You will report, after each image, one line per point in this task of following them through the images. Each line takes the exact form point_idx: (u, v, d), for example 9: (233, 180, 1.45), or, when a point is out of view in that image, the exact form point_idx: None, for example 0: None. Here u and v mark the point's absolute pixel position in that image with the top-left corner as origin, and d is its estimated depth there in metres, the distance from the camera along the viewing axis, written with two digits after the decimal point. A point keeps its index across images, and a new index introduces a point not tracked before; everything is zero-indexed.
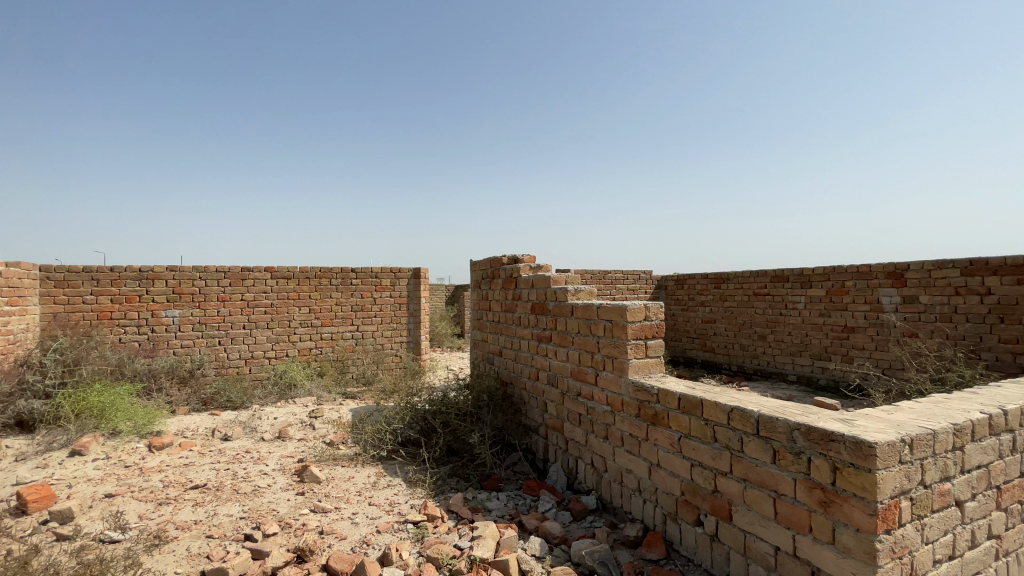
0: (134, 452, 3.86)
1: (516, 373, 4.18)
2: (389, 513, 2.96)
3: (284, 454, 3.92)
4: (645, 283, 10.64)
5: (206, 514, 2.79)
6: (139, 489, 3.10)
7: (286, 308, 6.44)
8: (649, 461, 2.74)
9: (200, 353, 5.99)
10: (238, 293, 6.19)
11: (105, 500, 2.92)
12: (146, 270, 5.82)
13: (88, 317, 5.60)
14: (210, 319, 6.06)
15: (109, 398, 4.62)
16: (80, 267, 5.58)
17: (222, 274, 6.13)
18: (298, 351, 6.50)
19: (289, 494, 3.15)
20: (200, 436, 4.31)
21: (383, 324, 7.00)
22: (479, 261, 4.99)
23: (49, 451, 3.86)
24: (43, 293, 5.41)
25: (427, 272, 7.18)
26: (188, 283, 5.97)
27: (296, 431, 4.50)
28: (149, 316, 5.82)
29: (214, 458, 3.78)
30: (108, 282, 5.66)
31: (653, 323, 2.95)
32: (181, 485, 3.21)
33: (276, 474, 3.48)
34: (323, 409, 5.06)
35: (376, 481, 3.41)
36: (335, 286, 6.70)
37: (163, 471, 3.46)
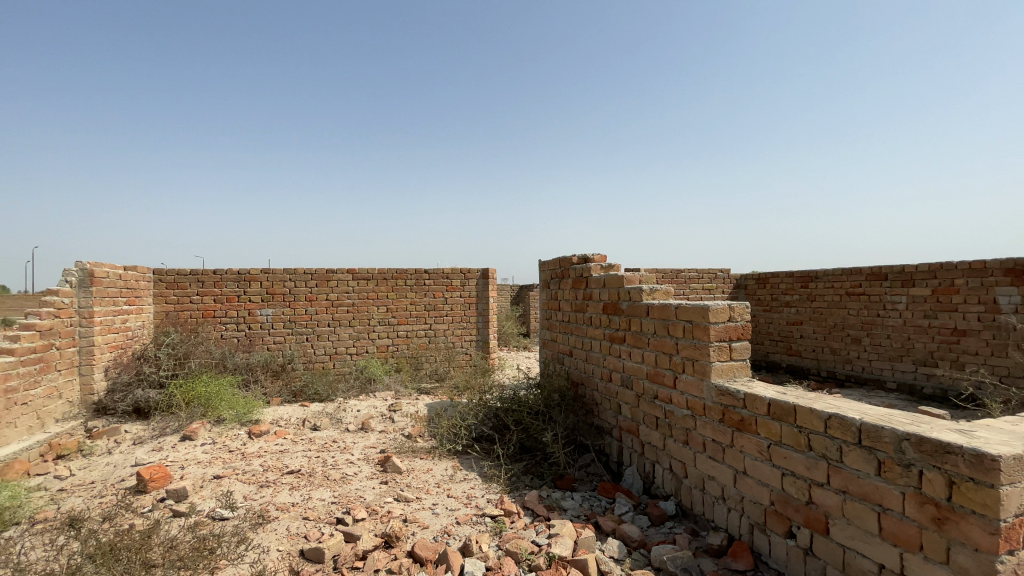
0: (237, 438, 4.24)
1: (588, 374, 4.15)
2: (467, 506, 3.05)
3: (367, 444, 4.15)
4: (722, 282, 10.15)
5: (301, 498, 3.01)
6: (243, 472, 3.41)
7: (365, 308, 6.81)
8: (734, 468, 2.62)
9: (290, 349, 6.47)
10: (323, 294, 6.63)
11: (215, 481, 3.23)
12: (243, 272, 6.37)
13: (196, 315, 6.22)
14: (299, 317, 6.54)
15: (211, 389, 5.13)
16: (188, 270, 6.20)
17: (309, 276, 6.58)
18: (376, 348, 6.84)
19: (373, 483, 3.33)
20: (292, 425, 4.66)
21: (454, 323, 7.20)
22: (548, 261, 5.00)
23: (162, 435, 4.36)
24: (157, 294, 6.11)
25: (495, 272, 7.29)
26: (280, 285, 6.47)
27: (377, 423, 4.74)
28: (247, 314, 6.37)
29: (305, 446, 4.07)
30: (212, 283, 6.25)
31: (737, 324, 2.83)
32: (279, 469, 3.49)
33: (361, 463, 3.69)
34: (401, 403, 5.30)
35: (453, 474, 3.53)
36: (410, 286, 6.99)
37: (262, 456, 3.78)
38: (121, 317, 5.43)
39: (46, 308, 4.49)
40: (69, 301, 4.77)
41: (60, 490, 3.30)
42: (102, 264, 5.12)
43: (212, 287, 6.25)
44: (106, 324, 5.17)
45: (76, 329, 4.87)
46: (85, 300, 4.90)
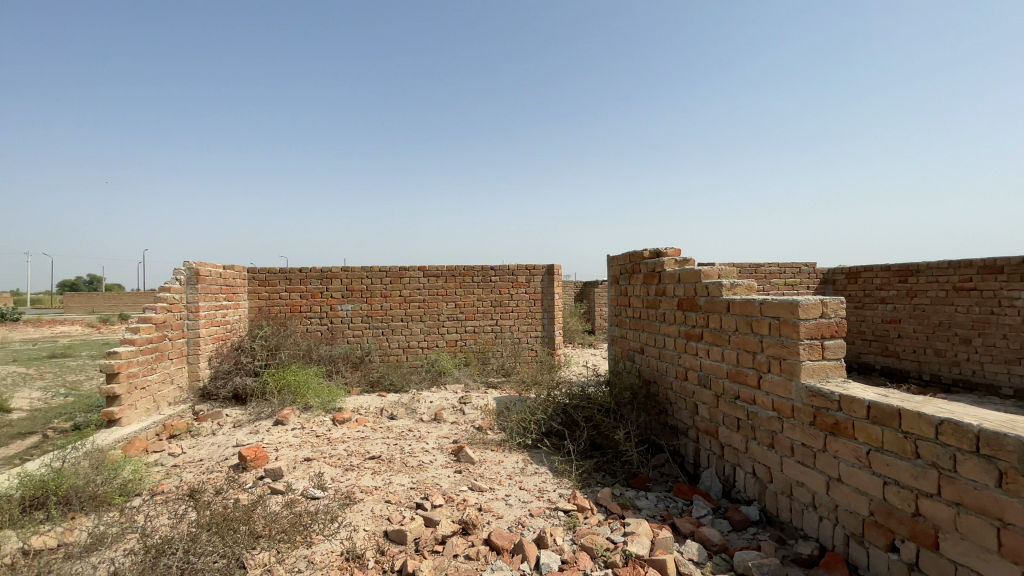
0: (322, 424, 4.54)
1: (662, 372, 4.03)
2: (540, 498, 3.07)
3: (440, 434, 4.29)
4: (806, 277, 9.49)
5: (383, 482, 3.16)
6: (330, 456, 3.64)
7: (436, 304, 7.03)
8: (827, 474, 2.45)
9: (367, 342, 6.82)
10: (397, 290, 6.92)
11: (306, 462, 3.48)
12: (325, 270, 6.79)
13: (284, 310, 6.72)
14: (375, 313, 6.87)
15: (299, 378, 5.52)
16: (278, 269, 6.70)
17: (384, 273, 6.90)
18: (446, 342, 7.04)
19: (448, 471, 3.44)
20: (371, 414, 4.91)
21: (521, 319, 7.25)
22: (618, 256, 4.91)
23: (257, 419, 4.76)
24: (251, 291, 6.66)
25: (561, 267, 7.26)
26: (358, 281, 6.83)
27: (449, 414, 4.89)
28: (328, 309, 6.79)
29: (384, 434, 4.28)
30: (298, 281, 6.72)
31: (830, 322, 2.64)
32: (361, 455, 3.70)
33: (436, 452, 3.82)
34: (471, 396, 5.43)
35: (524, 467, 3.57)
36: (478, 283, 7.12)
37: (346, 442, 4.02)
38: (221, 311, 5.97)
39: (161, 303, 5.04)
40: (179, 297, 5.32)
41: (176, 465, 3.70)
42: (206, 264, 5.65)
43: (299, 284, 6.72)
44: (209, 318, 5.71)
45: (185, 322, 5.42)
46: (192, 296, 5.44)
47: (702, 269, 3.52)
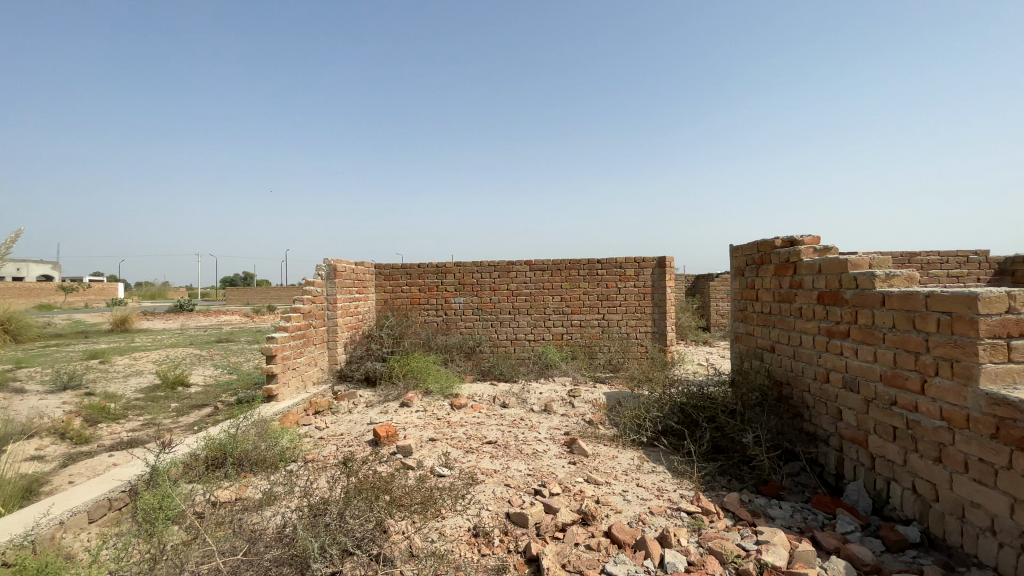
0: (442, 409, 4.82)
1: (796, 372, 3.69)
2: (659, 497, 2.98)
3: (552, 425, 4.33)
4: (974, 269, 8.05)
5: (501, 466, 3.28)
6: (451, 438, 3.85)
7: (543, 297, 7.10)
8: (1013, 496, 2.08)
9: (479, 334, 7.10)
10: (505, 284, 7.12)
11: (430, 443, 3.72)
12: (440, 265, 7.19)
13: (405, 302, 7.24)
14: (485, 305, 7.13)
15: (421, 365, 5.92)
16: (400, 264, 7.24)
17: (493, 267, 7.13)
18: (553, 336, 7.09)
19: (563, 462, 3.47)
20: (485, 402, 5.11)
21: (630, 313, 7.04)
22: (743, 246, 4.58)
23: (385, 401, 5.19)
24: (377, 284, 7.27)
25: (673, 260, 6.94)
26: (470, 276, 7.15)
27: (559, 406, 4.92)
28: (443, 302, 7.18)
29: (498, 421, 4.43)
30: (417, 275, 7.20)
31: (1021, 318, 2.22)
32: (479, 439, 3.86)
33: (549, 442, 3.87)
34: (581, 389, 5.41)
35: (640, 464, 3.48)
36: (584, 276, 7.07)
37: (464, 426, 4.23)
38: (354, 303, 6.61)
39: (306, 295, 5.70)
40: (320, 290, 5.98)
41: (321, 438, 4.17)
42: (341, 260, 6.29)
43: (417, 278, 7.20)
44: (344, 308, 6.35)
45: (325, 312, 6.09)
46: (331, 289, 6.08)
47: (848, 258, 3.16)
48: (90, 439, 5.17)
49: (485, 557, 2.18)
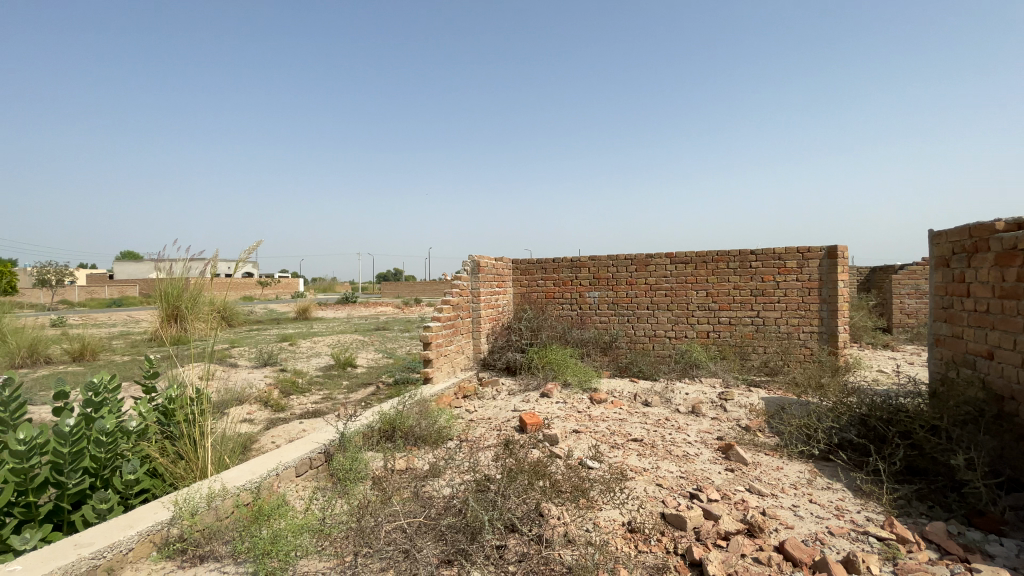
0: (582, 401, 4.83)
1: None
2: (839, 517, 2.64)
3: (702, 428, 4.08)
4: None
5: (651, 465, 3.19)
6: (595, 431, 3.84)
7: (685, 292, 6.73)
8: None
9: (616, 329, 6.96)
10: (644, 277, 6.88)
11: (575, 434, 3.75)
12: (575, 259, 7.19)
13: (540, 296, 7.38)
14: (622, 300, 6.97)
15: (559, 356, 5.99)
16: (535, 259, 7.40)
17: (630, 261, 6.94)
18: (697, 333, 6.68)
19: (718, 468, 3.25)
20: (626, 398, 5.00)
21: (790, 310, 6.34)
22: (948, 232, 3.83)
23: (527, 391, 5.37)
24: (514, 279, 7.52)
25: (845, 249, 6.08)
26: (605, 270, 7.05)
27: (708, 408, 4.61)
28: (578, 296, 7.17)
29: (642, 418, 4.29)
30: (552, 270, 7.29)
31: None
32: (624, 435, 3.79)
33: (700, 445, 3.66)
34: (732, 392, 5.01)
35: (812, 479, 3.12)
36: (733, 269, 6.53)
37: (606, 420, 4.19)
38: (494, 296, 6.93)
39: (454, 289, 6.13)
40: (465, 284, 6.38)
41: (471, 421, 4.46)
42: (483, 256, 6.63)
43: (552, 273, 7.29)
44: (486, 302, 6.70)
45: (469, 305, 6.48)
46: (474, 284, 6.45)
47: None
48: (284, 407, 6.17)
49: (642, 554, 2.15)
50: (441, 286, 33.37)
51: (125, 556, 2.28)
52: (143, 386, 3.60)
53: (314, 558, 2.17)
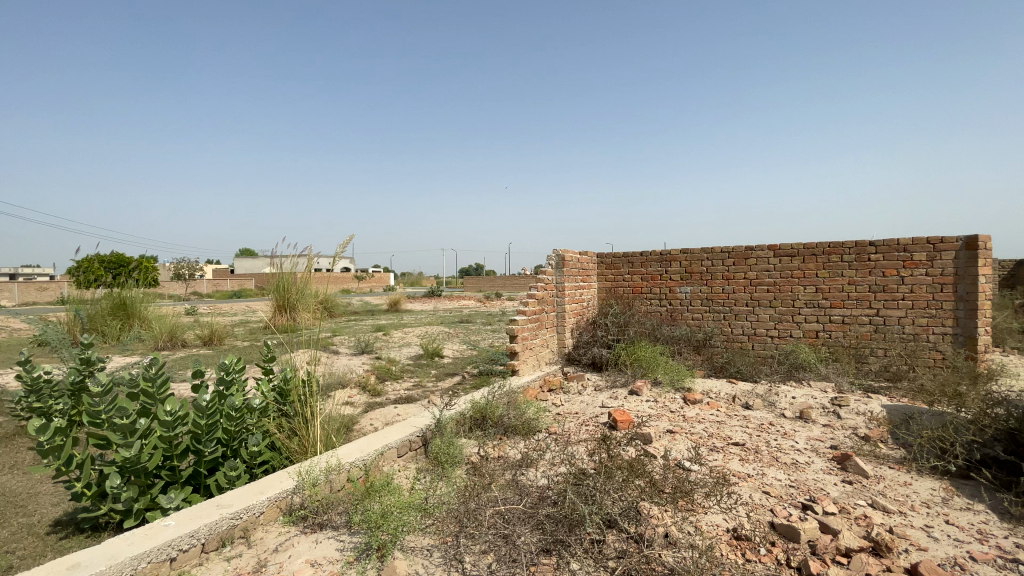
0: (674, 401, 4.64)
1: None
2: (984, 542, 2.32)
3: (812, 435, 3.76)
4: None
5: (756, 472, 3.00)
6: (691, 432, 3.69)
7: (790, 287, 6.23)
8: None
9: (710, 326, 6.61)
10: (742, 272, 6.47)
11: (670, 435, 3.62)
12: (665, 252, 6.92)
13: (627, 291, 7.19)
14: (717, 296, 6.61)
15: (648, 353, 5.79)
16: (621, 252, 7.22)
17: (727, 254, 6.55)
18: (804, 333, 6.17)
19: (834, 479, 2.98)
20: (723, 400, 4.74)
21: (917, 309, 5.65)
22: None
23: (615, 387, 5.27)
24: (599, 273, 7.39)
25: (989, 239, 5.29)
26: (698, 263, 6.71)
27: (818, 415, 4.24)
28: (669, 291, 6.89)
29: (743, 421, 4.05)
30: (640, 264, 7.08)
31: None
32: (724, 438, 3.59)
33: (811, 454, 3.37)
34: (847, 397, 4.56)
35: (949, 499, 2.76)
36: (848, 263, 5.95)
37: (702, 422, 4.00)
38: (578, 291, 6.87)
39: (539, 283, 6.15)
40: (550, 279, 6.38)
41: (559, 414, 4.46)
42: (568, 250, 6.59)
43: (640, 267, 7.07)
44: (571, 296, 6.66)
45: (554, 299, 6.48)
46: (559, 278, 6.43)
47: None
48: (380, 392, 6.58)
49: (751, 563, 2.03)
50: (522, 280, 33.64)
51: (257, 518, 2.57)
52: (261, 368, 3.99)
53: (419, 534, 2.30)
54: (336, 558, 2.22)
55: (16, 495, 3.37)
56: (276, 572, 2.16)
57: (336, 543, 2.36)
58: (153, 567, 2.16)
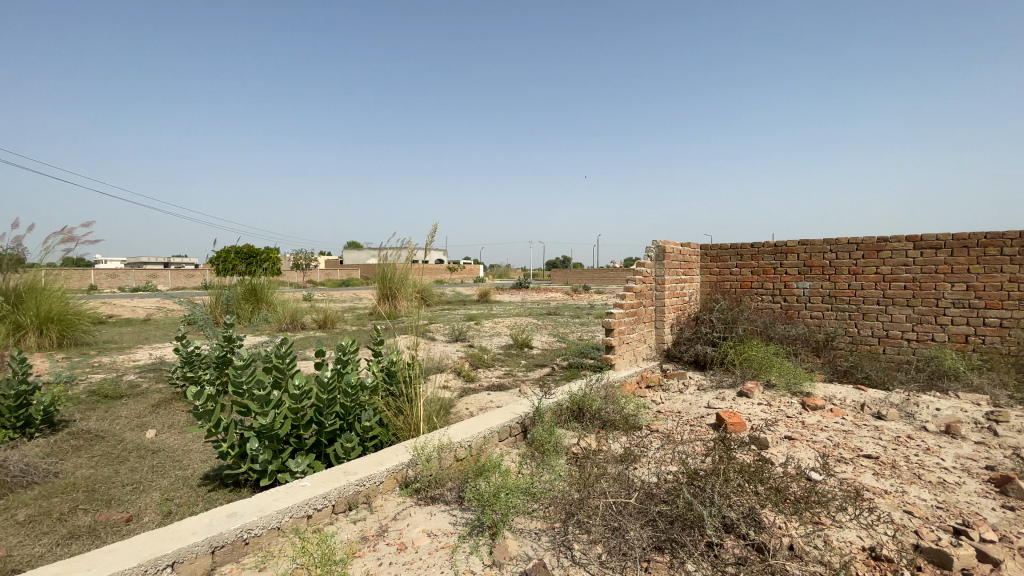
0: (791, 405, 4.28)
1: None
2: None
3: (962, 453, 3.28)
4: None
5: (894, 489, 2.69)
6: (813, 440, 3.39)
7: (933, 285, 5.49)
8: None
9: (832, 326, 6.00)
10: (873, 266, 5.80)
11: (789, 441, 3.36)
12: (780, 245, 6.40)
13: (735, 285, 6.75)
14: (841, 292, 5.99)
15: (760, 352, 5.39)
16: (729, 244, 6.80)
17: (855, 246, 5.91)
18: (950, 337, 5.42)
19: (992, 503, 2.58)
20: (849, 407, 4.29)
21: None
22: None
23: (720, 388, 4.99)
24: (703, 266, 7.02)
25: None
26: (820, 256, 6.13)
27: (969, 430, 3.69)
28: (783, 287, 6.36)
29: (874, 432, 3.64)
30: (750, 256, 6.60)
31: None
32: (852, 449, 3.26)
33: (962, 473, 2.95)
34: (1007, 412, 3.93)
35: None
36: (1010, 257, 5.12)
37: (826, 430, 3.66)
38: (680, 284, 6.58)
39: (638, 276, 5.97)
40: (650, 271, 6.17)
41: (660, 412, 4.32)
42: (669, 241, 6.33)
43: (751, 260, 6.60)
44: (671, 290, 6.39)
45: (654, 292, 6.27)
46: (659, 271, 6.20)
47: None
48: (474, 379, 6.83)
49: None
50: (611, 274, 32.92)
51: (377, 487, 2.79)
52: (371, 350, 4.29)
53: (527, 517, 2.37)
54: (450, 531, 2.35)
55: (175, 450, 3.96)
56: (397, 537, 2.33)
57: (449, 517, 2.49)
58: (294, 521, 2.44)
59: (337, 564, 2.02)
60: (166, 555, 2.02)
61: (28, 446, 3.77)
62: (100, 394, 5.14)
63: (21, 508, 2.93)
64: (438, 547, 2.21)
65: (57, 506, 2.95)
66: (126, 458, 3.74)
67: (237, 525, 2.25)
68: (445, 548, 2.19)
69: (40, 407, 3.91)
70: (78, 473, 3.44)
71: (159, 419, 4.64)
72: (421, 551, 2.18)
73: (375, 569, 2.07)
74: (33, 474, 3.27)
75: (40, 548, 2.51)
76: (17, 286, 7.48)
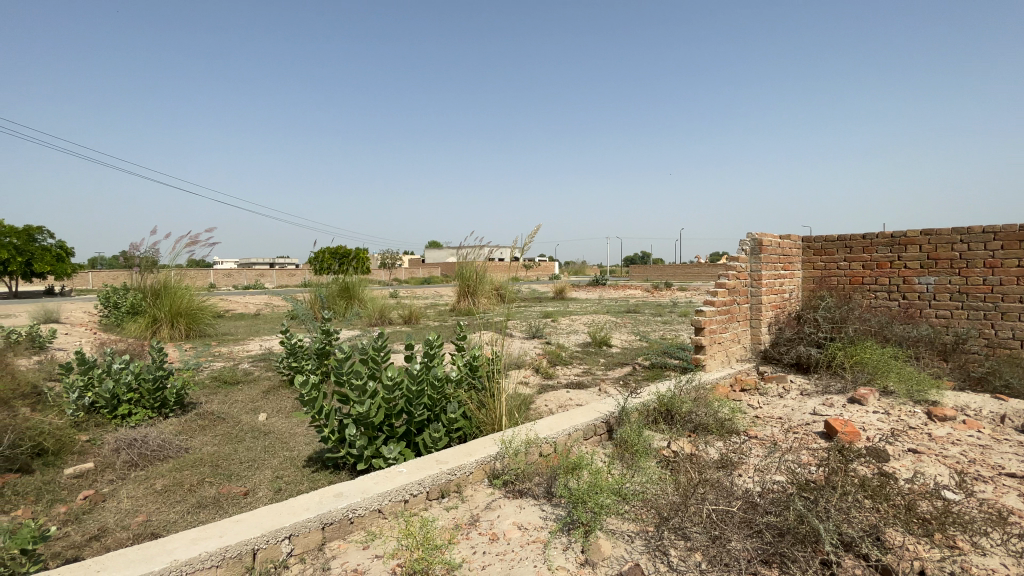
0: (913, 415, 3.84)
1: None
2: None
3: None
4: None
5: None
6: (943, 455, 3.01)
7: None
8: None
9: (963, 327, 5.30)
10: (1015, 258, 5.05)
11: (914, 455, 3.01)
12: (898, 236, 5.74)
13: (843, 281, 6.14)
14: (974, 288, 5.27)
15: (875, 356, 4.87)
16: (835, 236, 6.21)
17: (991, 235, 5.18)
18: None
19: None
20: (986, 419, 3.76)
21: None
22: None
23: (827, 393, 4.58)
24: (806, 261, 6.48)
25: None
26: (947, 248, 5.42)
27: None
28: (902, 282, 5.70)
29: (1019, 449, 3.16)
30: (861, 249, 5.97)
31: None
32: (991, 466, 2.86)
33: None
34: None
35: None
36: None
37: (958, 443, 3.23)
38: (778, 280, 6.13)
39: (731, 271, 5.63)
40: (744, 265, 5.80)
41: (757, 416, 4.04)
42: (766, 234, 5.90)
43: (862, 253, 5.97)
44: (768, 286, 5.97)
45: (748, 289, 5.89)
46: (755, 266, 5.81)
47: None
48: (553, 376, 6.83)
49: None
50: (695, 270, 31.43)
51: (467, 476, 2.89)
52: (455, 343, 4.39)
53: (619, 518, 2.33)
54: (540, 525, 2.37)
55: (283, 433, 4.35)
56: (488, 527, 2.40)
57: (539, 511, 2.52)
58: (393, 505, 2.59)
59: (434, 549, 2.11)
60: (284, 528, 2.23)
61: (165, 424, 4.33)
62: (221, 381, 5.79)
63: (160, 478, 3.38)
64: (529, 540, 2.24)
65: (188, 478, 3.35)
66: (243, 438, 4.17)
67: (343, 504, 2.42)
68: (536, 542, 2.22)
69: (173, 390, 4.46)
70: (204, 450, 3.89)
71: (269, 404, 5.11)
72: (512, 543, 2.22)
73: (469, 557, 2.13)
74: (168, 449, 3.75)
75: (174, 515, 2.87)
76: (154, 284, 8.58)
